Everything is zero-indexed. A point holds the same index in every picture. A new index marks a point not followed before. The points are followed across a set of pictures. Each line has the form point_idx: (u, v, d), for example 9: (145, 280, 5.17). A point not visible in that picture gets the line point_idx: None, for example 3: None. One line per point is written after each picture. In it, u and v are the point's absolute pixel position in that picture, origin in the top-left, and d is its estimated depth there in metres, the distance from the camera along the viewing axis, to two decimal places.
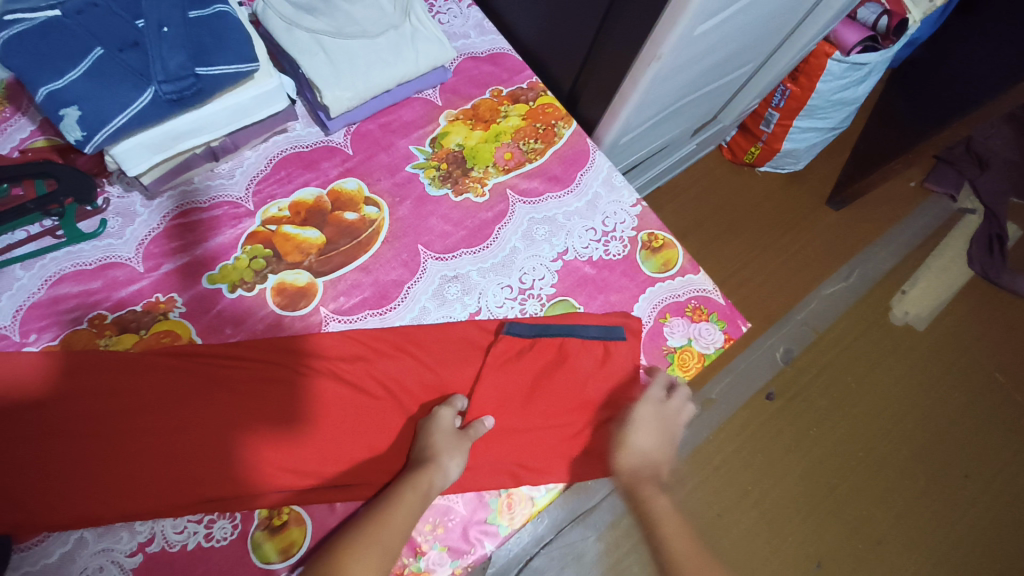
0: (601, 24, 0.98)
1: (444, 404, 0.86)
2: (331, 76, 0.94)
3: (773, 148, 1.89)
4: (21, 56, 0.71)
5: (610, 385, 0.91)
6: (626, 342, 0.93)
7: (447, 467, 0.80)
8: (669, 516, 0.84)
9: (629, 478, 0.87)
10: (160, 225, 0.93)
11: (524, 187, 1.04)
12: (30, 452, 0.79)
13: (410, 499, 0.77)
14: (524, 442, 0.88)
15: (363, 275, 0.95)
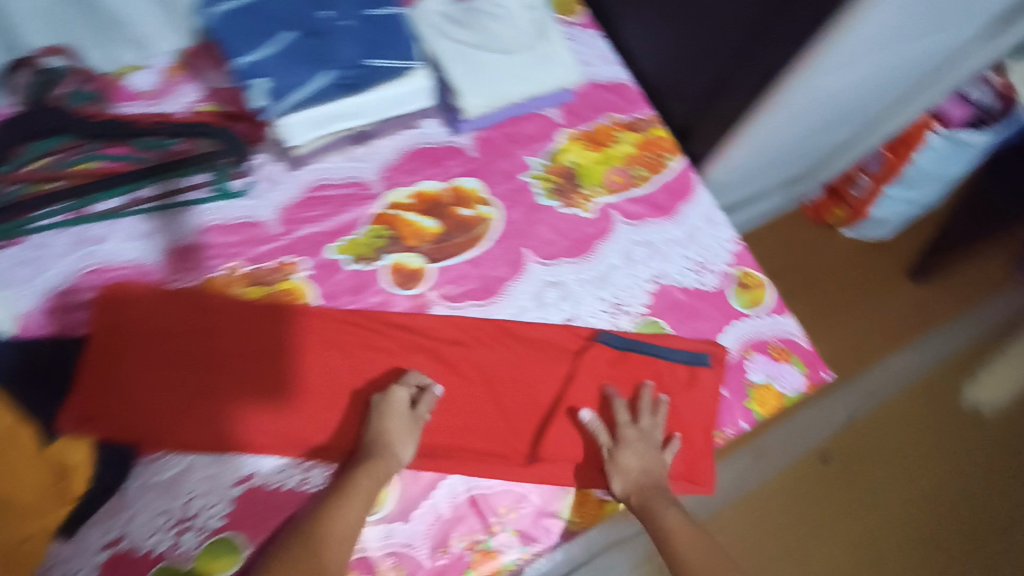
0: (729, 67, 1.04)
1: (399, 383, 0.90)
2: (471, 83, 1.02)
3: (860, 214, 1.88)
4: (227, 29, 0.80)
5: (693, 407, 0.96)
6: (711, 369, 0.97)
7: (401, 453, 0.86)
8: (681, 524, 0.88)
9: (637, 496, 0.89)
10: (298, 193, 1.02)
11: (629, 210, 1.09)
12: (165, 376, 0.88)
13: (363, 487, 0.83)
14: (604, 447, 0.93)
15: (471, 267, 1.02)
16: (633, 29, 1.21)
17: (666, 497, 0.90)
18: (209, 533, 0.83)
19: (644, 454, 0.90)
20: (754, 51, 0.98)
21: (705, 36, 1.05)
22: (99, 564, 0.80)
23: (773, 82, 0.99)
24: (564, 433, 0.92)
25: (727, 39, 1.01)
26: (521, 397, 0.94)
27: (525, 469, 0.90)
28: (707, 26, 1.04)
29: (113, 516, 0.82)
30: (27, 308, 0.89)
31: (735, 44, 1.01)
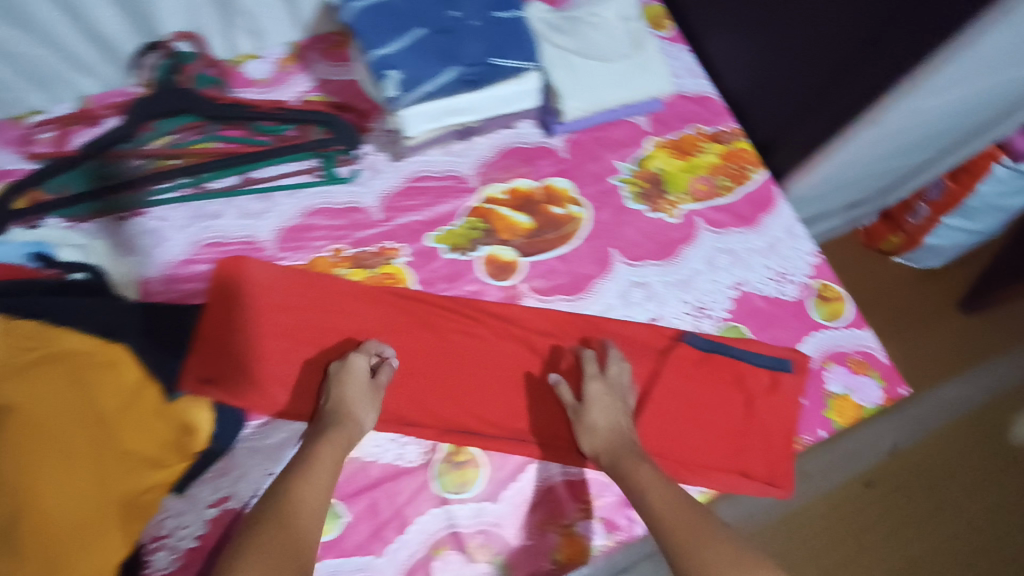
0: (822, 88, 1.06)
1: (358, 351, 0.92)
2: (570, 87, 1.06)
3: (919, 242, 1.85)
4: (363, 23, 0.84)
5: (773, 411, 0.98)
6: (793, 375, 1.00)
7: (362, 418, 0.87)
8: (654, 479, 0.82)
9: (608, 456, 0.87)
10: (400, 183, 1.06)
11: (713, 218, 1.13)
12: (274, 348, 0.93)
13: (327, 451, 0.81)
14: (688, 443, 0.96)
15: (560, 264, 1.05)
16: (722, 46, 1.24)
17: (637, 454, 0.87)
18: None
19: (609, 410, 0.91)
20: (853, 73, 1.00)
21: (802, 55, 1.07)
22: (211, 519, 0.84)
23: (869, 106, 1.00)
24: (651, 425, 0.96)
25: (827, 58, 1.03)
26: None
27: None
28: (806, 44, 1.06)
29: (223, 475, 0.87)
30: (149, 275, 0.95)
31: (834, 65, 1.02)
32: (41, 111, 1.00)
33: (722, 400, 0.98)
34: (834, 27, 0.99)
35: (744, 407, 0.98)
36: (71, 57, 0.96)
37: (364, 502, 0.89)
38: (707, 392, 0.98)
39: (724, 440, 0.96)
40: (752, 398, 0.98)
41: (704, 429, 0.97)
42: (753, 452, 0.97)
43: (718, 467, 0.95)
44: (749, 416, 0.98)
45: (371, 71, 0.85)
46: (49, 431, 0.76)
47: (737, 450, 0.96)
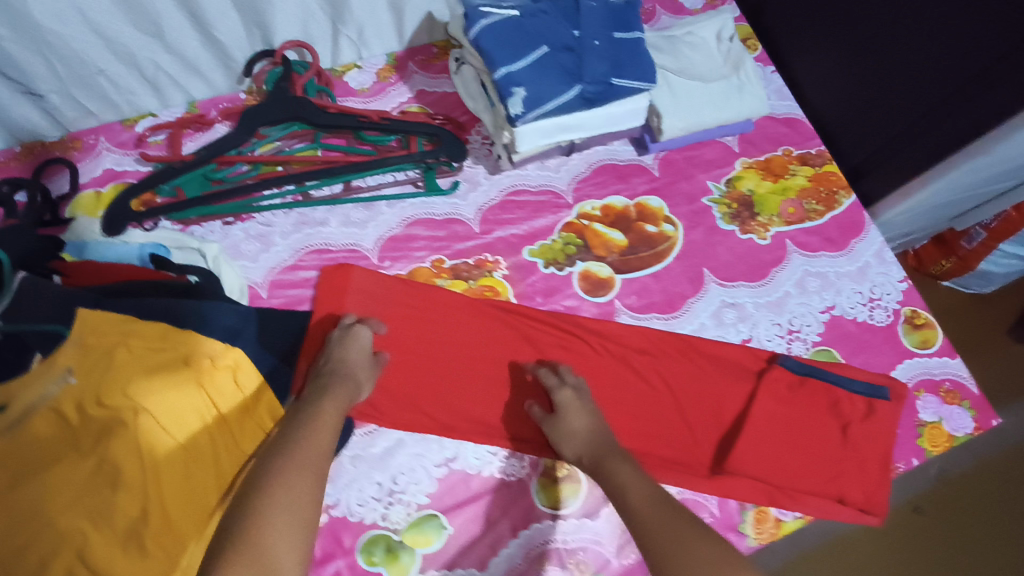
0: (923, 117, 1.07)
1: (360, 324, 0.91)
2: (671, 106, 1.06)
3: (966, 265, 1.50)
4: (488, 41, 0.85)
5: (869, 438, 0.97)
6: (889, 402, 0.99)
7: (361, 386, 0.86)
8: (636, 480, 0.79)
9: (590, 457, 0.84)
10: (498, 196, 1.07)
11: (803, 241, 1.12)
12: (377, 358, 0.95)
13: (331, 410, 0.78)
14: (787, 468, 0.94)
15: (654, 281, 1.06)
16: (812, 72, 1.25)
17: (620, 454, 0.83)
18: (415, 508, 0.89)
19: (576, 421, 0.87)
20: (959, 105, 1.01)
21: (902, 84, 1.08)
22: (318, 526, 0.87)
23: (976, 136, 1.01)
24: (749, 449, 0.94)
25: (931, 89, 1.04)
26: (704, 411, 0.98)
27: (707, 480, 0.94)
28: (907, 74, 1.06)
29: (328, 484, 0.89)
30: (257, 280, 0.98)
31: (936, 96, 1.03)
32: (153, 114, 1.03)
33: (817, 425, 0.97)
34: (941, 61, 1.00)
35: (839, 433, 0.97)
36: (185, 61, 0.97)
37: (466, 513, 0.89)
38: (804, 416, 0.97)
39: (820, 466, 0.95)
40: (848, 424, 0.97)
41: (801, 454, 0.95)
42: (852, 478, 0.95)
43: (814, 492, 0.94)
44: (845, 442, 0.96)
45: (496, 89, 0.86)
46: (177, 435, 0.77)
47: (835, 477, 0.95)
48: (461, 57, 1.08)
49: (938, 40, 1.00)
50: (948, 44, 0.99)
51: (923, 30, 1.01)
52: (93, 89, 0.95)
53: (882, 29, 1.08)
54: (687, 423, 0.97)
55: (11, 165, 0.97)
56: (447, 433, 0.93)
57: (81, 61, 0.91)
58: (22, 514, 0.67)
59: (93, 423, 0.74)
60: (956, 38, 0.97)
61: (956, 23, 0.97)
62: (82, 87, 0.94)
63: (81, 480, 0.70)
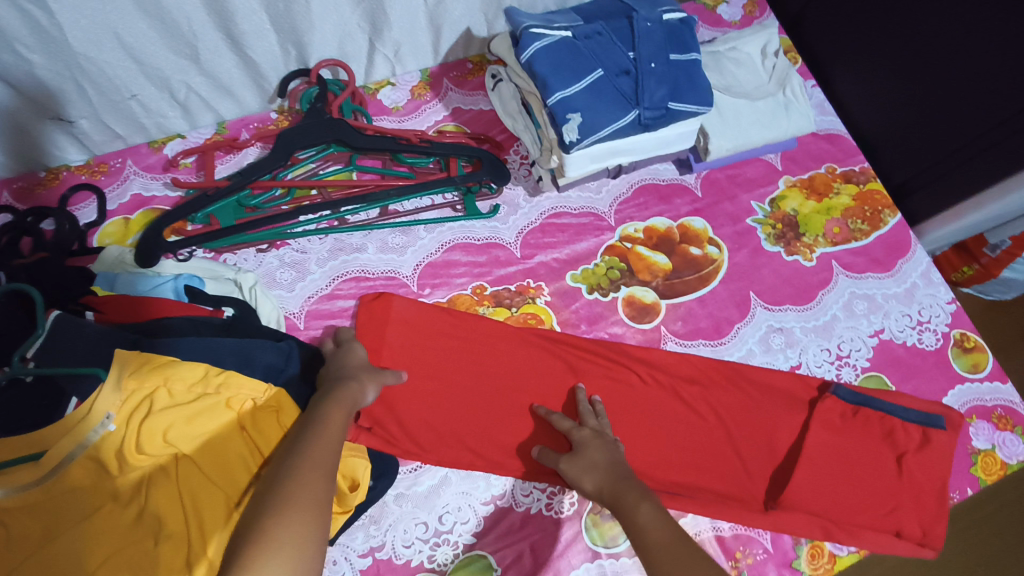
0: (968, 145, 1.06)
1: (351, 341, 0.88)
2: (719, 127, 1.03)
3: (989, 273, 1.31)
4: (543, 67, 0.84)
5: (926, 469, 0.91)
6: (946, 433, 0.93)
7: (366, 390, 0.82)
8: (653, 516, 0.72)
9: (609, 494, 0.77)
10: (538, 219, 1.04)
11: (849, 261, 1.09)
12: (420, 390, 0.91)
13: (337, 414, 0.74)
14: (843, 503, 0.90)
15: (700, 306, 1.03)
16: (852, 87, 1.22)
17: (638, 490, 0.76)
18: (462, 549, 0.85)
19: (593, 454, 0.82)
20: (1008, 136, 1.00)
21: (947, 111, 1.06)
22: (362, 569, 0.83)
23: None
24: (805, 483, 0.90)
25: (977, 120, 1.03)
26: (755, 443, 0.94)
27: (763, 515, 0.90)
28: (953, 102, 1.05)
29: (373, 524, 0.86)
30: (294, 310, 0.95)
31: (982, 126, 1.03)
32: (182, 136, 1.01)
33: (871, 457, 0.92)
34: (989, 93, 0.99)
35: (894, 465, 0.92)
36: (217, 83, 0.96)
37: (513, 552, 0.86)
38: (857, 448, 0.92)
39: (877, 498, 0.90)
40: (902, 455, 0.92)
41: (856, 486, 0.90)
42: (909, 512, 0.90)
43: (871, 526, 0.89)
44: (901, 475, 0.91)
45: (551, 114, 0.85)
46: (218, 482, 0.74)
47: (891, 512, 0.90)
48: (498, 74, 1.05)
49: (988, 72, 0.98)
50: (997, 76, 0.97)
51: (975, 60, 0.99)
52: (123, 113, 0.94)
53: (925, 50, 1.06)
54: (738, 456, 0.94)
55: (39, 191, 0.95)
56: (493, 469, 0.89)
57: (114, 87, 0.90)
58: (61, 568, 0.65)
59: (134, 472, 0.72)
60: (1010, 72, 0.96)
61: (1007, 55, 0.95)
62: (112, 111, 0.93)
63: (121, 529, 0.69)
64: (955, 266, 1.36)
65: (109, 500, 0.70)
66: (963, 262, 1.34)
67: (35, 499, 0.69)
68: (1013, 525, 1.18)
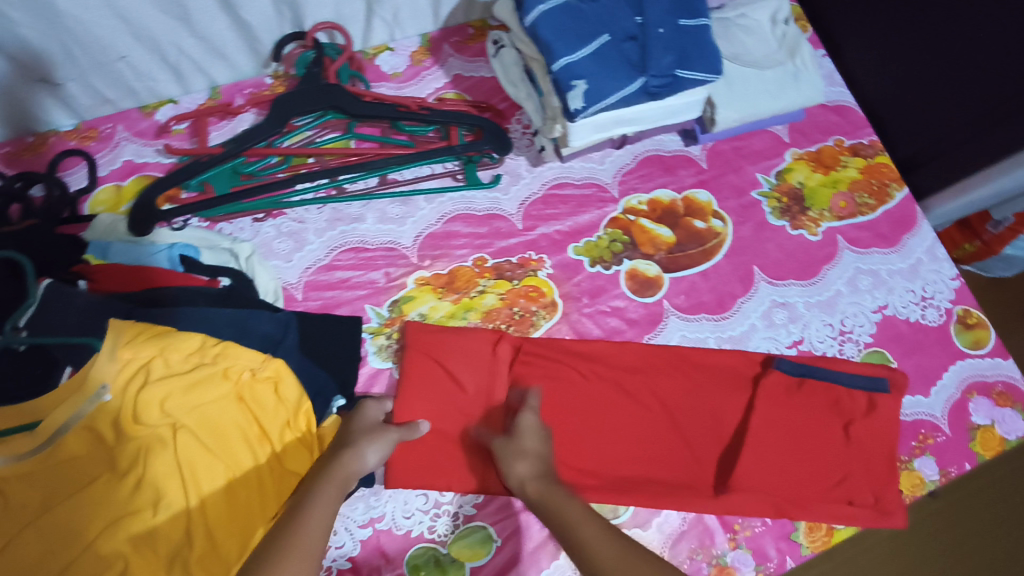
0: (981, 117, 1.03)
1: (373, 399, 0.85)
2: (726, 96, 1.01)
3: (990, 249, 1.30)
4: (548, 31, 0.81)
5: (873, 436, 0.92)
6: (891, 395, 0.94)
7: (368, 453, 0.77)
8: (597, 532, 0.68)
9: (539, 493, 0.74)
10: (541, 191, 1.02)
11: (853, 236, 1.07)
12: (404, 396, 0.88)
13: (329, 493, 0.70)
14: (793, 479, 0.89)
15: (703, 280, 1.01)
16: (862, 58, 1.19)
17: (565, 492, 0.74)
18: (462, 520, 0.85)
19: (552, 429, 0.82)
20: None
21: (960, 83, 1.04)
22: (363, 539, 0.83)
23: None
24: (755, 463, 0.89)
25: (996, 88, 0.99)
26: (702, 426, 0.92)
27: (712, 500, 0.88)
28: (967, 73, 1.02)
29: (373, 495, 0.85)
30: (291, 281, 0.93)
31: (998, 97, 0.99)
32: (174, 100, 0.98)
33: (873, 436, 0.92)
34: (1009, 62, 0.96)
35: (842, 434, 0.91)
36: (209, 45, 0.92)
37: (513, 526, 0.85)
38: (805, 420, 0.92)
39: (826, 469, 0.90)
40: (850, 423, 0.92)
41: (807, 459, 0.90)
42: (859, 479, 0.90)
43: (822, 498, 0.89)
44: (849, 443, 0.91)
45: (555, 81, 0.82)
46: (219, 455, 0.74)
47: (840, 483, 0.90)
48: (500, 39, 1.02)
49: (1006, 41, 0.96)
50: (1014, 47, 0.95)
51: (995, 26, 0.96)
52: (112, 75, 0.91)
53: (939, 20, 1.03)
54: (687, 443, 0.91)
55: (25, 157, 0.93)
56: (425, 483, 0.85)
57: (101, 47, 0.86)
58: (60, 535, 0.67)
59: (130, 442, 0.71)
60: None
61: None
62: (100, 73, 0.90)
63: (121, 499, 0.69)
64: (958, 242, 1.36)
65: (107, 469, 0.71)
66: (964, 239, 1.34)
67: (30, 469, 0.70)
68: (1007, 498, 1.19)
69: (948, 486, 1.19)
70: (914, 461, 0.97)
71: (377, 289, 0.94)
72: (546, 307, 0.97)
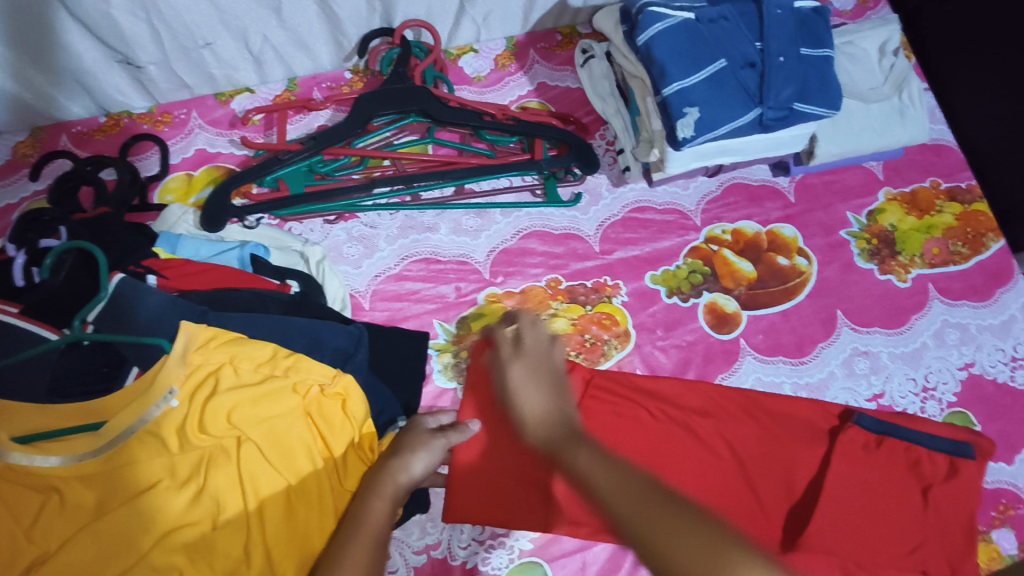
0: None
1: (426, 414, 0.81)
2: (828, 129, 0.96)
3: None
4: (662, 51, 0.76)
5: (953, 503, 0.83)
6: (976, 462, 0.85)
7: (413, 465, 0.73)
8: (596, 466, 0.59)
9: (543, 442, 0.67)
10: (621, 213, 0.97)
11: (944, 285, 1.01)
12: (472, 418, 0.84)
13: (379, 511, 0.68)
14: (865, 543, 0.82)
15: (783, 321, 0.96)
16: (963, 93, 1.13)
17: (578, 439, 0.64)
18: (517, 554, 0.82)
19: (538, 379, 0.72)
20: None
21: None
22: (416, 566, 0.81)
23: None
24: (824, 524, 0.82)
25: None
26: (773, 478, 0.87)
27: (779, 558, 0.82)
28: None
29: (430, 520, 0.83)
30: (359, 288, 0.90)
31: None
32: (250, 89, 0.95)
33: (948, 505, 0.83)
34: None
35: (920, 499, 0.84)
36: (294, 36, 0.89)
37: (571, 563, 0.82)
38: (880, 482, 0.85)
39: (899, 535, 0.82)
40: (928, 487, 0.84)
41: (880, 523, 0.83)
42: (935, 548, 0.82)
43: (893, 566, 0.82)
44: (926, 509, 0.83)
45: (665, 105, 0.78)
46: (281, 468, 0.71)
47: (911, 554, 0.82)
48: (590, 49, 0.99)
49: None
50: None
51: None
52: (193, 62, 0.87)
53: None
54: (755, 494, 0.86)
55: (97, 138, 0.91)
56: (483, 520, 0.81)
57: (188, 33, 0.83)
58: (117, 541, 0.65)
59: (194, 449, 0.69)
60: None
61: None
62: (182, 59, 0.87)
63: (177, 510, 0.67)
64: None
65: (166, 476, 0.68)
66: None
67: (90, 470, 0.67)
68: None
69: None
70: (992, 533, 0.91)
71: (447, 303, 0.90)
72: (619, 337, 0.92)
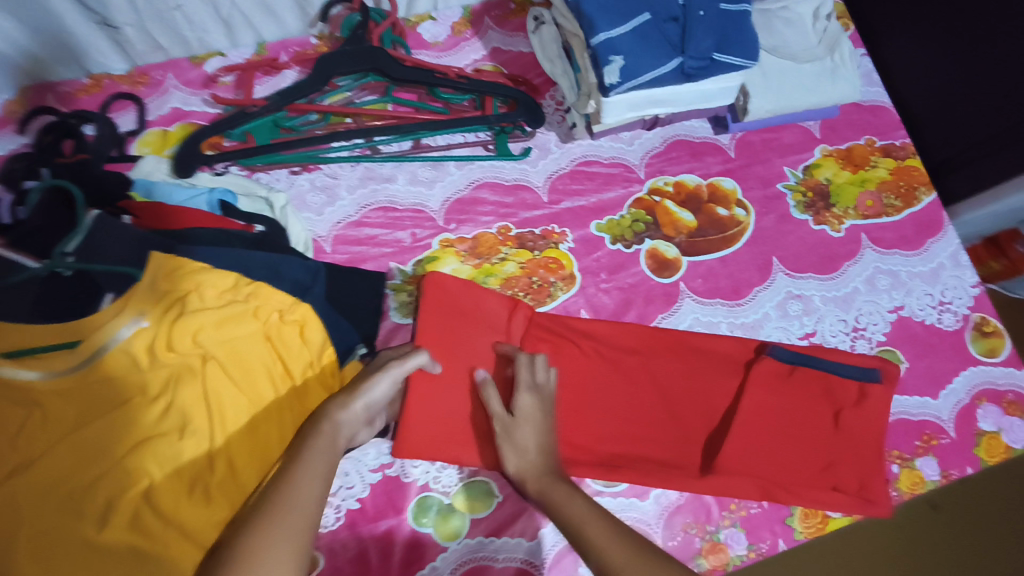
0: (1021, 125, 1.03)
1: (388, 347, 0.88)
2: (761, 86, 1.02)
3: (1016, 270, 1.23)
4: (592, 4, 0.83)
5: (862, 423, 0.91)
6: (882, 386, 0.93)
7: (368, 395, 0.78)
8: (587, 511, 0.73)
9: (537, 486, 0.78)
10: (569, 166, 1.05)
11: (876, 234, 1.08)
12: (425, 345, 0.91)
13: (322, 442, 0.71)
14: (778, 463, 0.89)
15: (720, 266, 1.03)
16: (901, 57, 1.19)
17: (569, 486, 0.77)
18: (466, 474, 0.89)
19: (536, 425, 0.82)
20: None
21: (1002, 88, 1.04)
22: (372, 483, 0.87)
23: None
24: (750, 446, 0.89)
25: None
26: (705, 405, 0.93)
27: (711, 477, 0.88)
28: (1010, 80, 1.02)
29: (386, 443, 0.89)
30: (321, 234, 0.97)
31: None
32: (222, 53, 1.02)
33: (863, 428, 0.91)
34: None
35: (831, 420, 0.91)
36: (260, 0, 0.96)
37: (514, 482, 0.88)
38: (804, 408, 0.91)
39: (813, 454, 0.90)
40: (839, 410, 0.91)
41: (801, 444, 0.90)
42: (847, 466, 0.89)
43: (809, 484, 0.88)
44: (837, 430, 0.91)
45: (593, 55, 0.85)
46: (242, 387, 0.78)
47: (823, 470, 0.89)
48: (541, 15, 1.04)
49: None
50: None
51: None
52: (167, 23, 0.94)
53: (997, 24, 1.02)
54: (688, 420, 0.92)
55: (80, 97, 0.98)
56: (436, 444, 0.87)
57: None
58: (90, 451, 0.69)
59: (162, 367, 0.75)
60: None
61: None
62: (156, 21, 0.94)
63: (149, 422, 0.72)
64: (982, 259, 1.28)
65: (137, 393, 0.73)
66: (990, 257, 1.26)
67: (66, 385, 0.72)
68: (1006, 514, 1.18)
69: (951, 494, 1.19)
70: (916, 460, 0.97)
71: (403, 248, 0.98)
72: (565, 279, 0.99)
